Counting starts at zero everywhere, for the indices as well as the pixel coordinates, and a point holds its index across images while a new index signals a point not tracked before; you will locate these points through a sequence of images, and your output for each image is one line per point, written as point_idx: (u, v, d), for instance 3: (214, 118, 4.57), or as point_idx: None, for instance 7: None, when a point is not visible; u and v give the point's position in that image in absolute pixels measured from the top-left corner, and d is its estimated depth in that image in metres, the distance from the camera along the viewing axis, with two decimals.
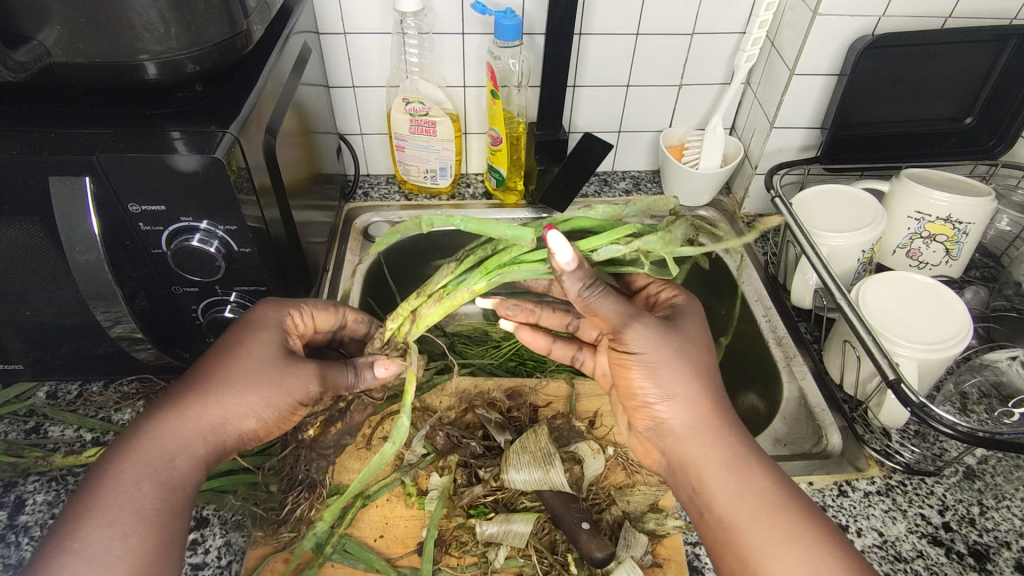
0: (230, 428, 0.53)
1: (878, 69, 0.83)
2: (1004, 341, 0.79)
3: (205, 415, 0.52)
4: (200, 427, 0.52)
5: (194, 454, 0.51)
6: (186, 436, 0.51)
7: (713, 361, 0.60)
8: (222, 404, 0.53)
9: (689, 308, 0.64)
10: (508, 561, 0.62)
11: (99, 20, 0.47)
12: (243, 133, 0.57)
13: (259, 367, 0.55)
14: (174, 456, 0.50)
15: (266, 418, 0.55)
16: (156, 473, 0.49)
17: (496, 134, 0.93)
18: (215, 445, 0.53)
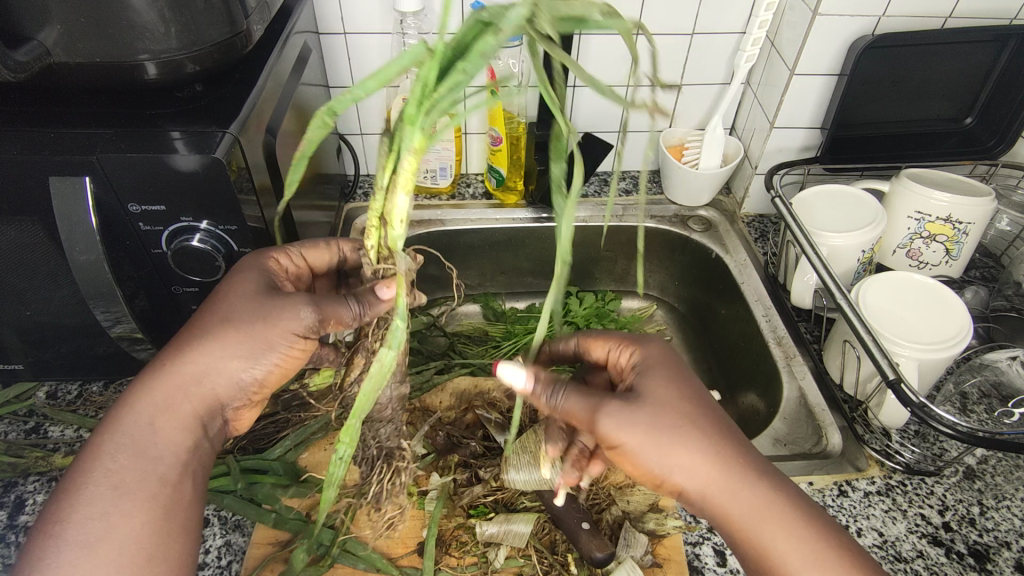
0: (213, 381, 0.52)
1: (878, 70, 0.83)
2: (1004, 341, 0.79)
3: (182, 375, 0.51)
4: (181, 386, 0.51)
5: (177, 416, 0.51)
6: (163, 400, 0.51)
7: (701, 399, 0.54)
8: (199, 361, 0.52)
9: (653, 363, 0.57)
10: (508, 560, 0.62)
11: (100, 20, 0.47)
12: (243, 133, 0.56)
13: (236, 314, 0.53)
14: (151, 423, 0.50)
15: (254, 365, 0.53)
16: (134, 441, 0.49)
17: (496, 134, 0.93)
18: (202, 402, 0.52)
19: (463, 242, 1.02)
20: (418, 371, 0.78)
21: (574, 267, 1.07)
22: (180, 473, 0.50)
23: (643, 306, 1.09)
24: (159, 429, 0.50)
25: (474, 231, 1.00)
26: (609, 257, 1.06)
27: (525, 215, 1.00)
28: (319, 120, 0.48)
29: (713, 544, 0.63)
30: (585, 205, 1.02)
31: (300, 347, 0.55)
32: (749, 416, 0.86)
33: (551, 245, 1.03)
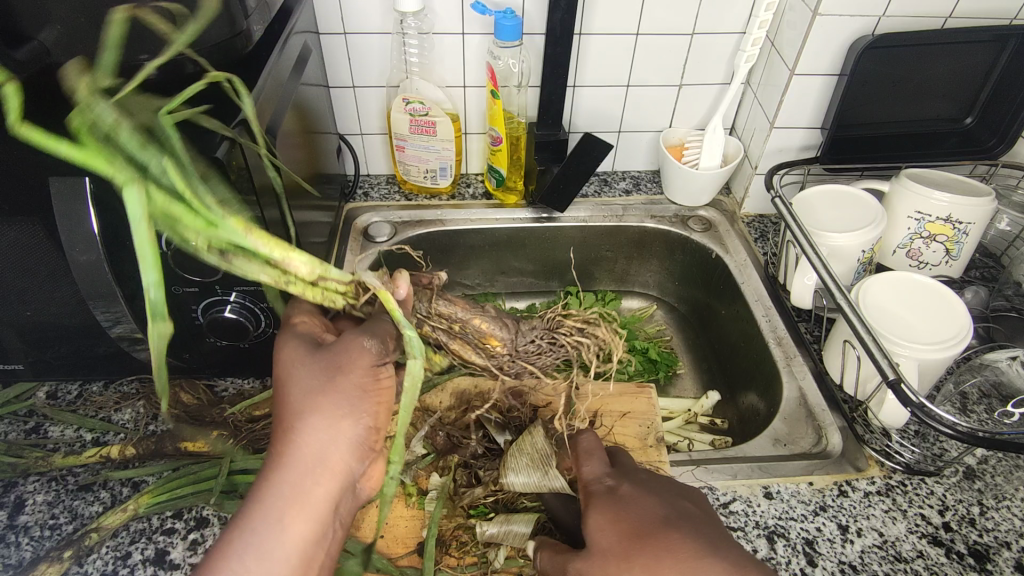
0: (332, 452, 0.48)
1: (878, 70, 0.83)
2: (1004, 341, 0.79)
3: (304, 456, 0.47)
4: (300, 469, 0.47)
5: (306, 502, 0.46)
6: (289, 489, 0.46)
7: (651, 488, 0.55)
8: (310, 437, 0.48)
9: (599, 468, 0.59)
10: (508, 561, 0.62)
11: (100, 20, 0.47)
12: (245, 134, 0.56)
13: (326, 382, 0.51)
14: (283, 517, 0.45)
15: (362, 421, 0.50)
16: (264, 541, 0.44)
17: (496, 134, 0.93)
18: (329, 480, 0.48)
19: (463, 243, 1.02)
20: None
21: (574, 267, 1.07)
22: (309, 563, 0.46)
23: (643, 306, 1.09)
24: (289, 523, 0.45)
25: (474, 230, 1.00)
26: (609, 257, 1.06)
27: (525, 215, 1.00)
28: (155, 330, 0.50)
29: None
30: (584, 205, 1.02)
31: (388, 378, 0.53)
32: (749, 416, 0.86)
33: (551, 244, 1.03)
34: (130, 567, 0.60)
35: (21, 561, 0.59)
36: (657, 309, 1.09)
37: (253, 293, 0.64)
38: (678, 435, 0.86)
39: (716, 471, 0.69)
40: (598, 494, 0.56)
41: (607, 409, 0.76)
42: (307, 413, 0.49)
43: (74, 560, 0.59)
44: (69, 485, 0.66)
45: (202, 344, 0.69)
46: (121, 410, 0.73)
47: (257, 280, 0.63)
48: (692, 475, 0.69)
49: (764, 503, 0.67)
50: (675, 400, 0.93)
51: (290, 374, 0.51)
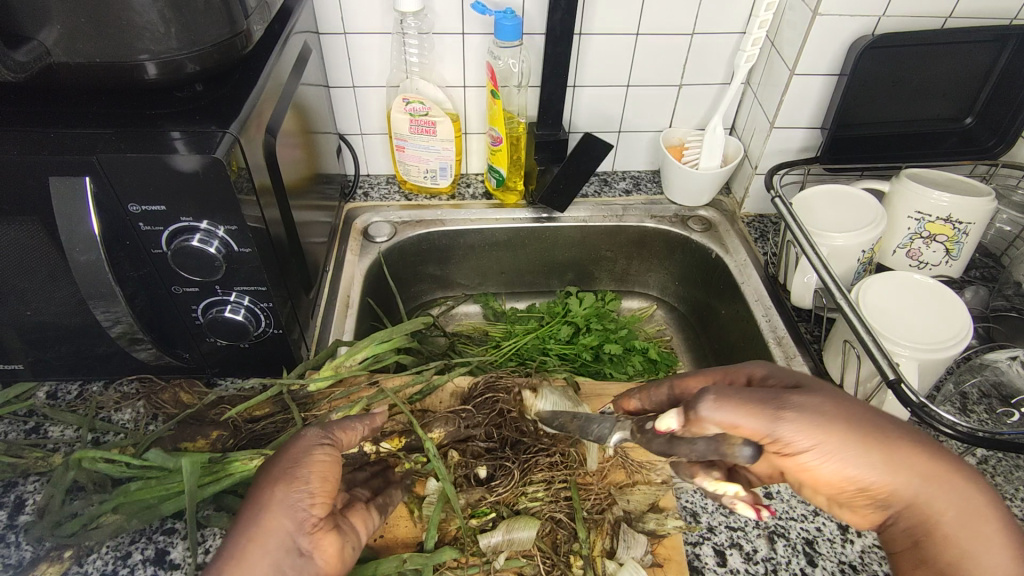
0: (268, 512, 0.47)
1: (878, 70, 0.83)
2: (1004, 341, 0.79)
3: (240, 530, 0.46)
4: (241, 528, 0.46)
5: (244, 565, 0.45)
6: (234, 548, 0.45)
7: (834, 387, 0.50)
8: (252, 502, 0.48)
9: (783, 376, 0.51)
10: (508, 561, 0.62)
11: (99, 20, 0.46)
12: (243, 134, 0.57)
13: (277, 460, 0.51)
14: None
15: (303, 480, 0.49)
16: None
17: (496, 134, 0.93)
18: (257, 552, 0.45)
19: (463, 244, 1.02)
20: (419, 371, 0.76)
21: (574, 267, 1.07)
22: None
23: (642, 306, 1.09)
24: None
25: (474, 230, 1.00)
26: (609, 257, 1.06)
27: (525, 215, 1.00)
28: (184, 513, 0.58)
29: (713, 544, 0.64)
30: (585, 205, 1.02)
31: (327, 453, 0.52)
32: None
33: (551, 244, 1.03)
34: (130, 567, 0.60)
35: (21, 561, 0.60)
36: (657, 309, 1.09)
37: (254, 293, 0.64)
38: None
39: None
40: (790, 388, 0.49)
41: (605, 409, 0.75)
42: (254, 487, 0.49)
43: (74, 560, 0.60)
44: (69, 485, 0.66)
45: (202, 344, 0.69)
46: (121, 409, 0.73)
47: (257, 281, 0.62)
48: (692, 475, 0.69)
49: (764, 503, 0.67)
50: None
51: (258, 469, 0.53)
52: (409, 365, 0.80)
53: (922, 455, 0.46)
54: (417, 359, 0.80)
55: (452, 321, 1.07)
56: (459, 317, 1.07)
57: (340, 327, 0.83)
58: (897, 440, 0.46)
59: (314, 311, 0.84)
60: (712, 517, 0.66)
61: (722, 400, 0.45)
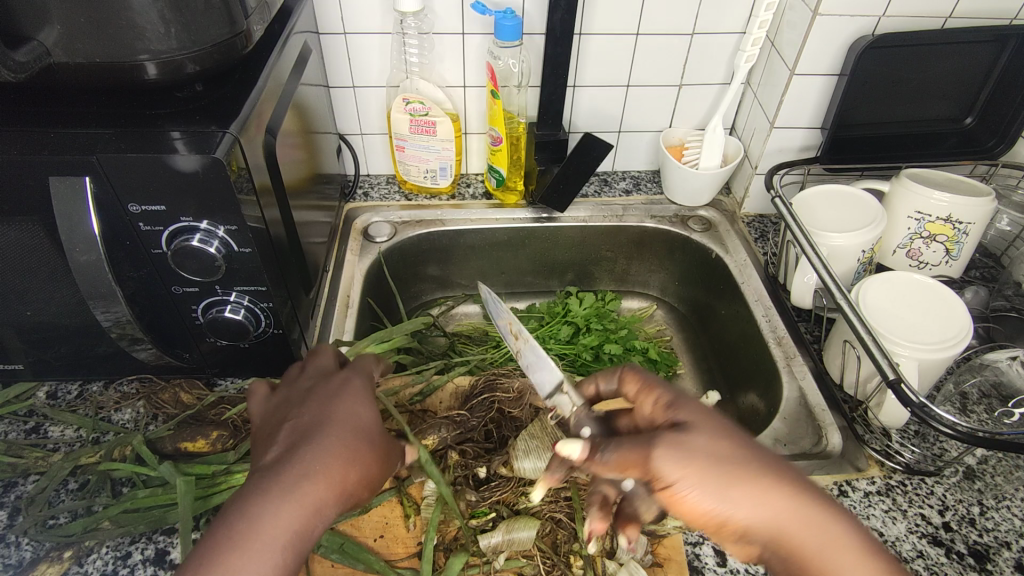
0: (360, 449, 0.50)
1: (878, 70, 0.83)
2: (1004, 341, 0.79)
3: (349, 425, 0.51)
4: (331, 461, 0.47)
5: (349, 452, 0.49)
6: (321, 476, 0.46)
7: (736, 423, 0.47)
8: (342, 440, 0.49)
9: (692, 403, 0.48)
10: (508, 561, 0.62)
11: (100, 20, 0.47)
12: (243, 134, 0.57)
13: (365, 413, 0.52)
14: (310, 458, 0.48)
15: (382, 459, 0.51)
16: (292, 514, 0.44)
17: (496, 134, 0.93)
18: (355, 455, 0.49)
19: (463, 243, 1.02)
20: (418, 371, 0.76)
21: (574, 267, 1.07)
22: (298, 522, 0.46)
23: (643, 305, 1.09)
24: (337, 456, 0.48)
25: (474, 231, 1.00)
26: (609, 257, 1.06)
27: (525, 215, 1.00)
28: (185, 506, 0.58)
29: (713, 544, 0.63)
30: (585, 205, 1.02)
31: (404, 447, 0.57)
32: (749, 417, 0.86)
33: (551, 244, 1.03)
34: (130, 567, 0.60)
35: (21, 561, 0.60)
36: (657, 309, 1.09)
37: (254, 293, 0.64)
38: None
39: None
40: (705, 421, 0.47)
41: None
42: (340, 425, 0.50)
43: (74, 560, 0.60)
44: (69, 485, 0.66)
45: (201, 343, 0.69)
46: (121, 409, 0.73)
47: (258, 281, 0.63)
48: None
49: None
50: None
51: (335, 393, 0.53)
52: (410, 364, 0.80)
53: (769, 492, 0.43)
54: (416, 358, 0.80)
55: (452, 321, 1.07)
56: (459, 317, 1.07)
57: (340, 328, 0.83)
58: (749, 464, 0.44)
59: (314, 311, 0.84)
60: None
61: (622, 451, 0.46)
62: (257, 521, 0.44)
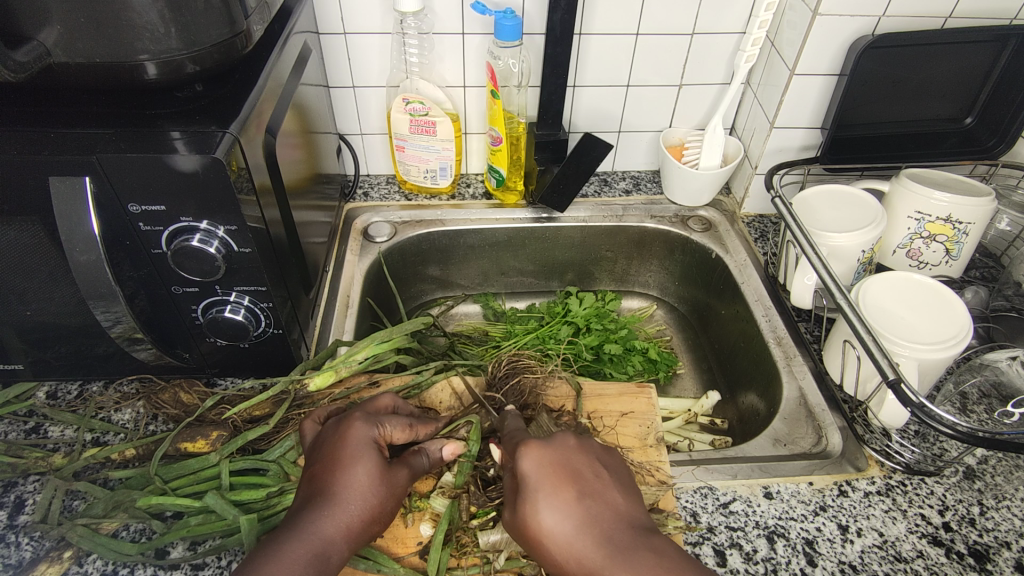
0: (380, 488, 0.55)
1: (879, 70, 0.83)
2: (1004, 341, 0.79)
3: (374, 464, 0.56)
4: (350, 510, 0.53)
5: (369, 490, 0.54)
6: (337, 522, 0.52)
7: (569, 491, 0.53)
8: (354, 485, 0.54)
9: (526, 466, 0.54)
10: (509, 561, 0.61)
11: (100, 20, 0.47)
12: (243, 134, 0.57)
13: (375, 458, 0.56)
14: (340, 498, 0.53)
15: (393, 495, 0.56)
16: (309, 557, 0.50)
17: (496, 134, 0.93)
18: (376, 496, 0.54)
19: (464, 243, 1.02)
20: (418, 370, 0.76)
21: (574, 267, 1.08)
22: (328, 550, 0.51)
23: (643, 306, 1.09)
24: (358, 491, 0.54)
25: (474, 231, 1.00)
26: (609, 257, 1.06)
27: (525, 215, 1.00)
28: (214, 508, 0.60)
29: (713, 544, 0.63)
30: (584, 205, 1.02)
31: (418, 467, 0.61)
32: (749, 417, 0.87)
33: (551, 244, 1.03)
34: (129, 567, 0.60)
35: (21, 561, 0.60)
36: (657, 309, 1.09)
37: (255, 293, 0.64)
38: (678, 435, 0.86)
39: (716, 471, 0.69)
40: (534, 489, 0.53)
41: (605, 409, 0.74)
42: (362, 470, 0.55)
43: (74, 560, 0.60)
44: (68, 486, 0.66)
45: (201, 344, 0.69)
46: (121, 409, 0.73)
47: (258, 280, 0.63)
48: (692, 475, 0.69)
49: (764, 503, 0.67)
50: (675, 400, 0.93)
51: (342, 441, 0.57)
52: (410, 364, 0.79)
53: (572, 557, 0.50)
54: (416, 359, 0.80)
55: (452, 321, 1.07)
56: (458, 317, 1.07)
57: (340, 328, 0.83)
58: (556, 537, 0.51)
59: (314, 311, 0.84)
60: (712, 517, 0.66)
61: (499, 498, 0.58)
62: (286, 550, 0.49)
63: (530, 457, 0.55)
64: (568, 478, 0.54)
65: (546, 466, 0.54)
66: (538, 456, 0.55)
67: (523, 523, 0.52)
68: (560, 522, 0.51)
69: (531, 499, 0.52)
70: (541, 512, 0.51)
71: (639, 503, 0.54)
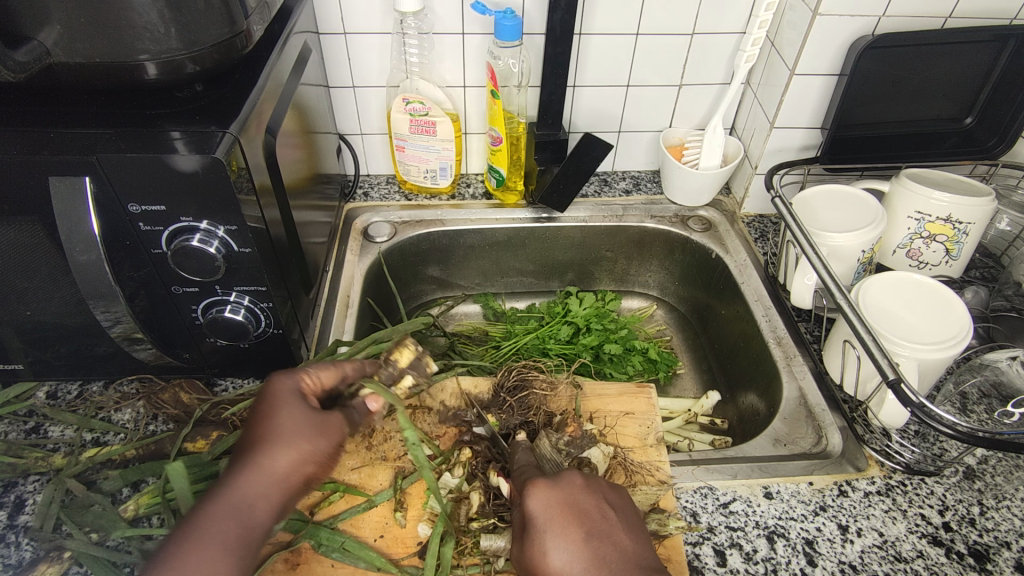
0: (309, 434, 0.52)
1: (879, 70, 0.83)
2: (1004, 341, 0.79)
3: (296, 412, 0.53)
4: (279, 457, 0.50)
5: (297, 435, 0.51)
6: (257, 471, 0.49)
7: (578, 530, 0.52)
8: (279, 432, 0.51)
9: (534, 503, 0.55)
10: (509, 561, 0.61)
11: (100, 20, 0.47)
12: (243, 134, 0.57)
13: (296, 406, 0.54)
14: (265, 447, 0.50)
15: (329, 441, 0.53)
16: (234, 508, 0.46)
17: (496, 134, 0.93)
18: (305, 442, 0.51)
19: (464, 243, 1.02)
20: None
21: (574, 267, 1.08)
22: (255, 502, 0.47)
23: (643, 306, 1.09)
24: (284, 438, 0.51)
25: (474, 231, 1.00)
26: (609, 257, 1.06)
27: (525, 215, 1.00)
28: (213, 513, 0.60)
29: (713, 544, 0.63)
30: (584, 205, 1.02)
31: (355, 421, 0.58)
32: (749, 417, 0.87)
33: (551, 244, 1.03)
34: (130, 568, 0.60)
35: (21, 561, 0.60)
36: (657, 309, 1.09)
37: (254, 293, 0.64)
38: (678, 435, 0.86)
39: (716, 471, 0.69)
40: (542, 530, 0.53)
41: (605, 409, 0.74)
42: (286, 418, 0.52)
43: (74, 560, 0.60)
44: None
45: (201, 344, 0.69)
46: (121, 409, 0.73)
47: (258, 281, 0.63)
48: (692, 475, 0.69)
49: (764, 503, 0.67)
50: (675, 400, 0.93)
51: (265, 398, 0.54)
52: None
53: None
54: None
55: (452, 321, 1.07)
56: (458, 317, 1.07)
57: (340, 328, 0.83)
58: None
59: (314, 311, 0.84)
60: (712, 517, 0.65)
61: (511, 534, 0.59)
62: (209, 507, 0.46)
63: (538, 497, 0.55)
64: (575, 517, 0.53)
65: (555, 504, 0.54)
66: (546, 495, 0.55)
67: (533, 564, 0.52)
68: (567, 563, 0.50)
69: (540, 539, 0.52)
70: (549, 551, 0.51)
71: (649, 547, 0.54)
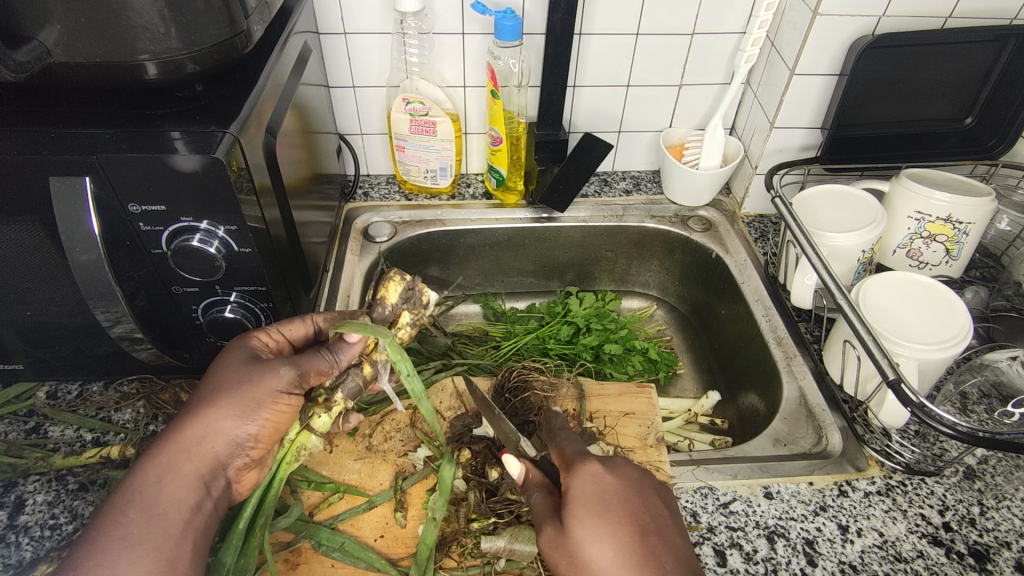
0: (214, 407, 0.54)
1: (879, 70, 0.83)
2: (1004, 341, 0.79)
3: (211, 389, 0.55)
4: (179, 437, 0.53)
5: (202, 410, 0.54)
6: (164, 458, 0.52)
7: (629, 517, 0.53)
8: (189, 412, 0.54)
9: (584, 483, 0.55)
10: (509, 563, 0.61)
11: (100, 20, 0.47)
12: (243, 134, 0.57)
13: (213, 382, 0.56)
14: (174, 428, 0.54)
15: (235, 412, 0.55)
16: (138, 490, 0.51)
17: (496, 134, 0.93)
18: (207, 418, 0.54)
19: (464, 243, 1.02)
20: (417, 371, 0.78)
21: (574, 267, 1.08)
22: (159, 482, 0.51)
23: (643, 306, 1.10)
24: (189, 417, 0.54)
25: (474, 231, 1.00)
26: (609, 257, 1.06)
27: (525, 215, 1.00)
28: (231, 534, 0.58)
29: (713, 544, 0.63)
30: (584, 205, 1.02)
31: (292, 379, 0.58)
32: (749, 417, 0.87)
33: (551, 244, 1.03)
34: None
35: (21, 561, 0.59)
36: (657, 309, 1.09)
37: (254, 293, 0.64)
38: (678, 435, 0.86)
39: (716, 471, 0.69)
40: (587, 507, 0.53)
41: (605, 409, 0.74)
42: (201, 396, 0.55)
43: None
44: (68, 486, 0.66)
45: (201, 344, 0.69)
46: (121, 409, 0.73)
47: (258, 281, 0.63)
48: (692, 475, 0.69)
49: (764, 503, 0.67)
50: (675, 400, 0.93)
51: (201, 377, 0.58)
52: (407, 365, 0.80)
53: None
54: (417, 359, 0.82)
55: (452, 321, 1.07)
56: (459, 317, 1.07)
57: None
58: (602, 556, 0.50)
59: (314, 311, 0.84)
60: (712, 517, 0.65)
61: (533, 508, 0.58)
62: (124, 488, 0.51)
63: (590, 479, 0.55)
64: (627, 505, 0.53)
65: (607, 489, 0.54)
66: (599, 477, 0.55)
67: (568, 537, 0.52)
68: (610, 542, 0.51)
69: (585, 516, 0.52)
70: (593, 529, 0.51)
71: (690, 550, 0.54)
